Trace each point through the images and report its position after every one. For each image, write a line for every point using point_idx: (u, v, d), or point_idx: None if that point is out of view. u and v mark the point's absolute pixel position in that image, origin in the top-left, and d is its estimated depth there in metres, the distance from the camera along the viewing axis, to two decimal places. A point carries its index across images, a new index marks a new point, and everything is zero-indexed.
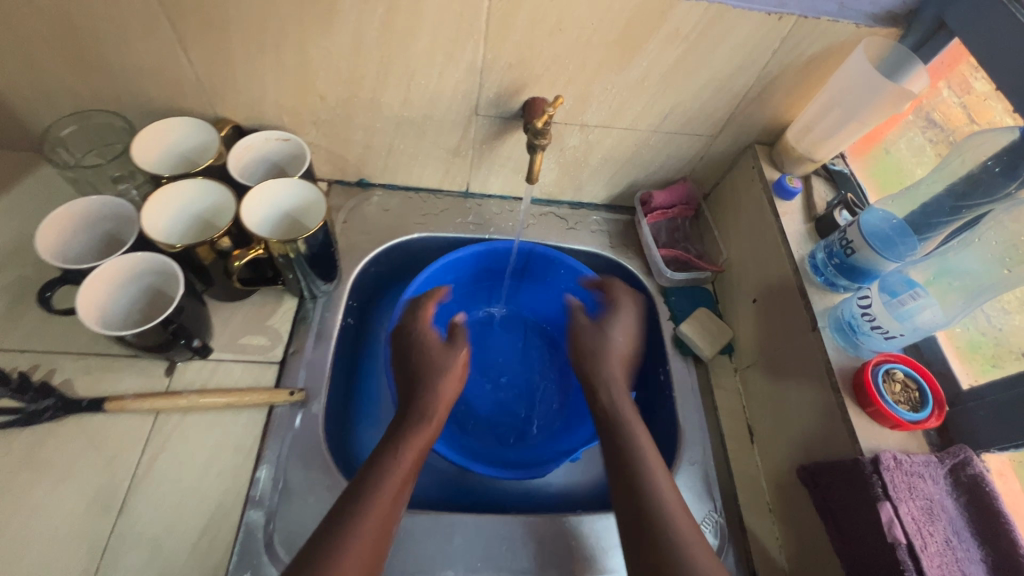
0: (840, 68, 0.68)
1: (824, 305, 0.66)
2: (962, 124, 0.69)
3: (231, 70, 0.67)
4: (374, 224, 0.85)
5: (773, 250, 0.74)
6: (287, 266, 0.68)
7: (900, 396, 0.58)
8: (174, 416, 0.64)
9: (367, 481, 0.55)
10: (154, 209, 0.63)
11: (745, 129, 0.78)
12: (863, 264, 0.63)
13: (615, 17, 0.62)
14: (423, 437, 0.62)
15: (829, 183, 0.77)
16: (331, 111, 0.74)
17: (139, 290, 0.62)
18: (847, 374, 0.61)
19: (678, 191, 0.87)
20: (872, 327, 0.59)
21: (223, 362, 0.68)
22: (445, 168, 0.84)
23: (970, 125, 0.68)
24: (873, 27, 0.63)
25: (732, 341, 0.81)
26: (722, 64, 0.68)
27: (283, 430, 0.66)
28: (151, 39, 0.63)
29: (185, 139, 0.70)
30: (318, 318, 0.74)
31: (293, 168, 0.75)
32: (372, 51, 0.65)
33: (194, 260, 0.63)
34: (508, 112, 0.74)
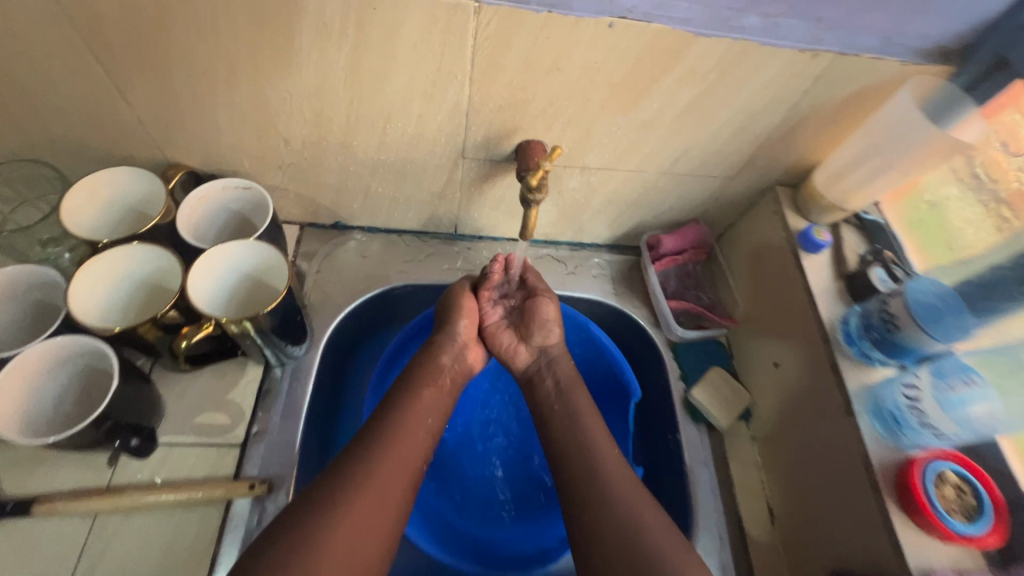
0: (880, 109, 0.59)
1: (859, 383, 0.58)
2: (991, 147, 0.60)
3: (177, 114, 0.58)
4: (351, 273, 0.76)
5: (799, 311, 0.65)
6: (244, 337, 0.59)
7: (953, 503, 0.51)
8: (116, 516, 0.56)
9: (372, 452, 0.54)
10: (89, 283, 0.55)
11: (767, 170, 0.69)
12: (908, 343, 0.56)
13: (622, 56, 0.53)
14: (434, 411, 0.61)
15: (861, 232, 0.69)
16: (297, 155, 0.65)
17: (68, 379, 0.53)
18: (889, 472, 0.53)
19: (690, 235, 0.79)
20: (922, 423, 0.53)
21: (177, 446, 0.60)
22: (430, 211, 0.76)
23: (998, 148, 0.60)
24: (922, 65, 0.54)
25: (750, 407, 0.72)
26: (744, 104, 0.59)
27: (243, 529, 0.58)
28: (79, 82, 0.54)
29: (128, 190, 0.61)
30: (285, 390, 0.66)
31: (256, 218, 0.65)
32: (338, 92, 0.56)
33: (135, 337, 0.55)
34: (498, 155, 0.65)
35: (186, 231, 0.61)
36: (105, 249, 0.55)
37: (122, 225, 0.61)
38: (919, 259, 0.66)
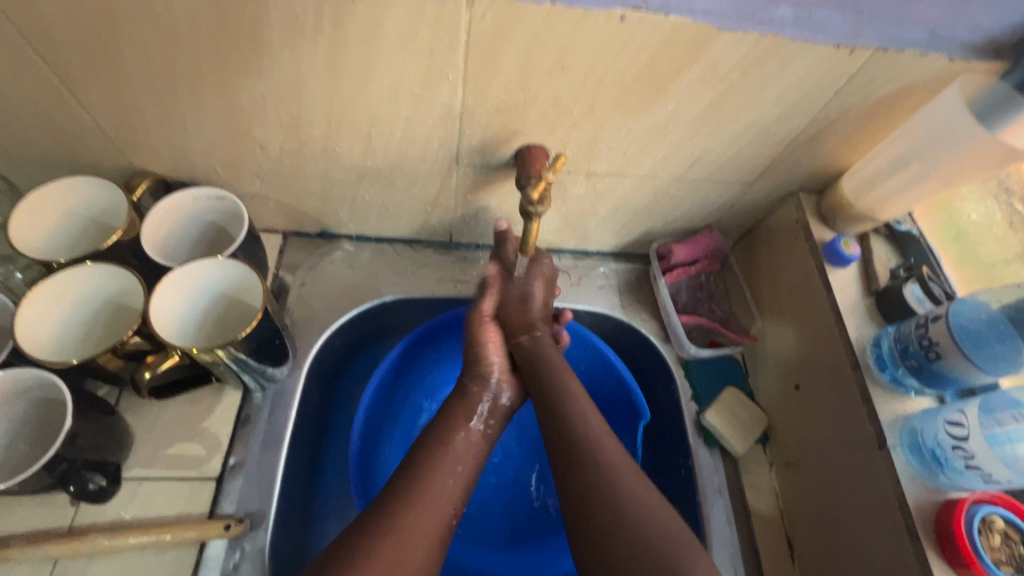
0: (920, 111, 0.54)
1: (892, 413, 0.53)
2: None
3: (140, 117, 0.52)
4: (338, 286, 0.71)
5: (824, 331, 0.60)
6: (216, 363, 0.54)
7: (1001, 554, 0.46)
8: (78, 561, 0.51)
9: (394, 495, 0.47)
10: (44, 304, 0.49)
11: (790, 176, 0.64)
12: (949, 371, 0.51)
13: (635, 52, 0.47)
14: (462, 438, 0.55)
15: (891, 244, 0.63)
16: (276, 161, 0.59)
17: (22, 412, 0.49)
18: (927, 516, 0.48)
19: (703, 244, 0.73)
20: (968, 466, 0.47)
21: (147, 481, 0.55)
22: (422, 220, 0.70)
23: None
24: (969, 62, 0.48)
25: (768, 430, 0.67)
26: (770, 105, 0.53)
27: (218, 572, 0.53)
28: (26, 83, 0.48)
29: (86, 201, 0.55)
30: (266, 418, 0.61)
31: (232, 229, 0.60)
32: (318, 94, 0.50)
33: (94, 367, 0.50)
34: (496, 161, 0.60)
35: (152, 247, 0.56)
36: (60, 266, 0.50)
37: (83, 238, 0.56)
38: (958, 278, 0.60)
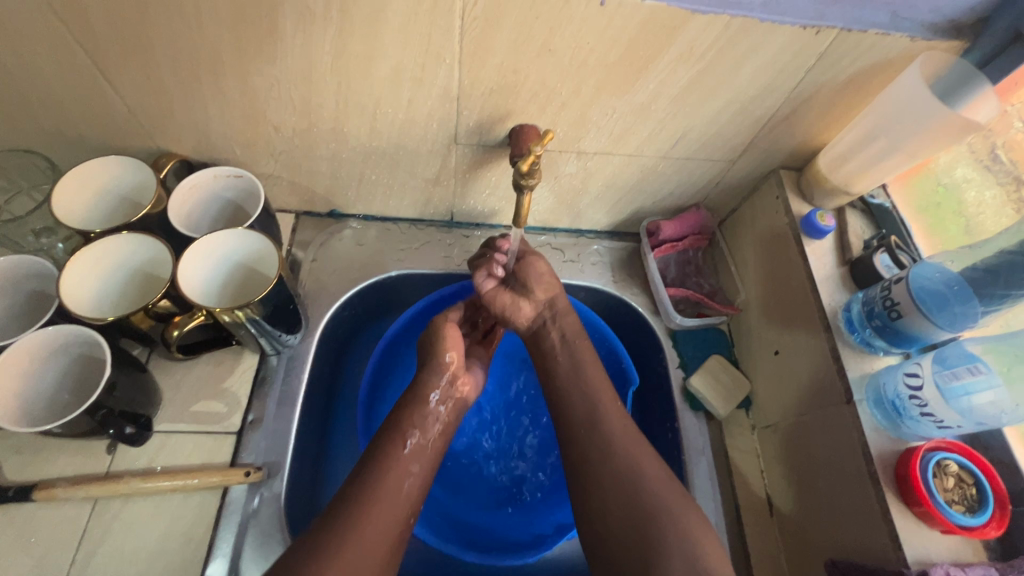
0: (887, 88, 0.57)
1: (860, 371, 0.57)
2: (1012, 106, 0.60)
3: (167, 102, 0.58)
4: (345, 262, 0.76)
5: (800, 299, 0.64)
6: (237, 326, 0.59)
7: (954, 494, 0.50)
8: (115, 502, 0.57)
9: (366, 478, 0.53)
10: (83, 269, 0.55)
11: (770, 152, 0.67)
12: (910, 329, 0.54)
13: (615, 35, 0.51)
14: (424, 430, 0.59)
15: (867, 218, 0.66)
16: (289, 142, 0.64)
17: (62, 366, 0.54)
18: (889, 462, 0.52)
19: (690, 221, 0.77)
20: (923, 413, 0.51)
21: (174, 433, 0.61)
22: (425, 198, 0.75)
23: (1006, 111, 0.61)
24: (930, 40, 0.52)
25: (750, 395, 0.71)
26: (745, 84, 0.57)
27: (239, 515, 0.58)
28: (68, 70, 0.53)
29: (119, 178, 0.60)
30: (280, 381, 0.66)
31: (249, 206, 0.65)
32: (327, 78, 0.55)
33: (127, 326, 0.55)
34: (492, 141, 0.64)
35: (176, 222, 0.61)
36: (99, 236, 0.55)
37: (115, 212, 0.62)
38: (927, 246, 0.64)
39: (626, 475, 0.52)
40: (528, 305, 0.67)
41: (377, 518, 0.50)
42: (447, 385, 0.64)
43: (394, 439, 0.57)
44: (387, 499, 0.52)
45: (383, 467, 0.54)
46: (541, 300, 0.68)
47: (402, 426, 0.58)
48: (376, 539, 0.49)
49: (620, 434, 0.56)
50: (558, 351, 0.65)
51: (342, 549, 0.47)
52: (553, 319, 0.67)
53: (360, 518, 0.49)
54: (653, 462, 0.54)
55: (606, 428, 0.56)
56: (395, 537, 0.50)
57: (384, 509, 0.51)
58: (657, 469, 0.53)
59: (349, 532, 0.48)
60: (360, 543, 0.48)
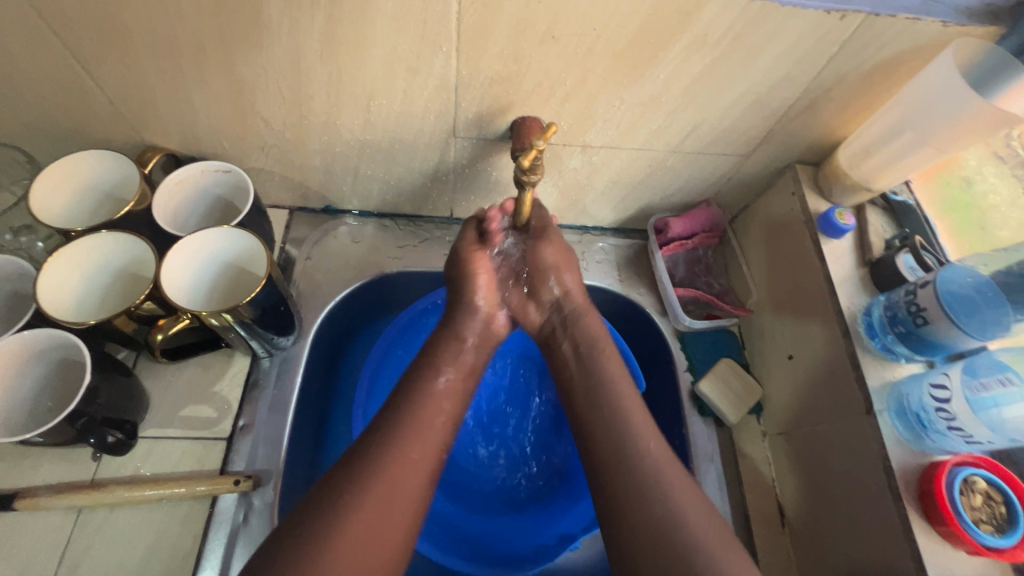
0: (915, 78, 0.53)
1: (881, 380, 0.53)
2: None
3: (150, 93, 0.55)
4: (341, 260, 0.73)
5: (816, 301, 0.61)
6: (226, 329, 0.57)
7: (982, 513, 0.47)
8: (99, 511, 0.54)
9: (387, 431, 0.50)
10: (63, 269, 0.52)
11: (786, 147, 0.64)
12: (936, 337, 0.51)
13: (624, 21, 0.47)
14: (455, 376, 0.58)
15: (888, 216, 0.63)
16: (279, 136, 0.61)
17: (44, 373, 0.52)
18: (911, 478, 0.49)
19: (701, 218, 0.74)
20: (950, 427, 0.48)
21: (162, 440, 0.58)
22: (423, 194, 0.72)
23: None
24: (965, 26, 0.48)
25: (761, 401, 0.68)
26: (763, 73, 0.53)
27: (228, 524, 0.56)
28: (43, 60, 0.50)
29: (101, 174, 0.58)
30: (272, 384, 0.64)
31: (239, 203, 0.62)
32: (318, 69, 0.52)
33: (111, 330, 0.53)
34: (492, 134, 0.61)
35: (162, 219, 0.58)
36: (77, 234, 0.52)
37: (99, 210, 0.59)
38: (954, 248, 0.60)
39: (633, 487, 0.49)
40: (535, 309, 0.67)
41: (410, 454, 0.49)
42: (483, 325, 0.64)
43: (428, 374, 0.56)
44: (418, 435, 0.51)
45: (414, 404, 0.53)
46: (549, 302, 0.66)
47: (436, 364, 0.58)
48: (412, 478, 0.48)
49: (641, 437, 0.53)
50: (572, 364, 0.62)
51: (368, 487, 0.46)
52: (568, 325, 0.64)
53: (390, 457, 0.48)
54: (663, 473, 0.51)
55: (623, 430, 0.53)
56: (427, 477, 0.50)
57: (416, 443, 0.50)
58: (681, 474, 0.50)
59: (378, 471, 0.47)
60: (387, 484, 0.47)
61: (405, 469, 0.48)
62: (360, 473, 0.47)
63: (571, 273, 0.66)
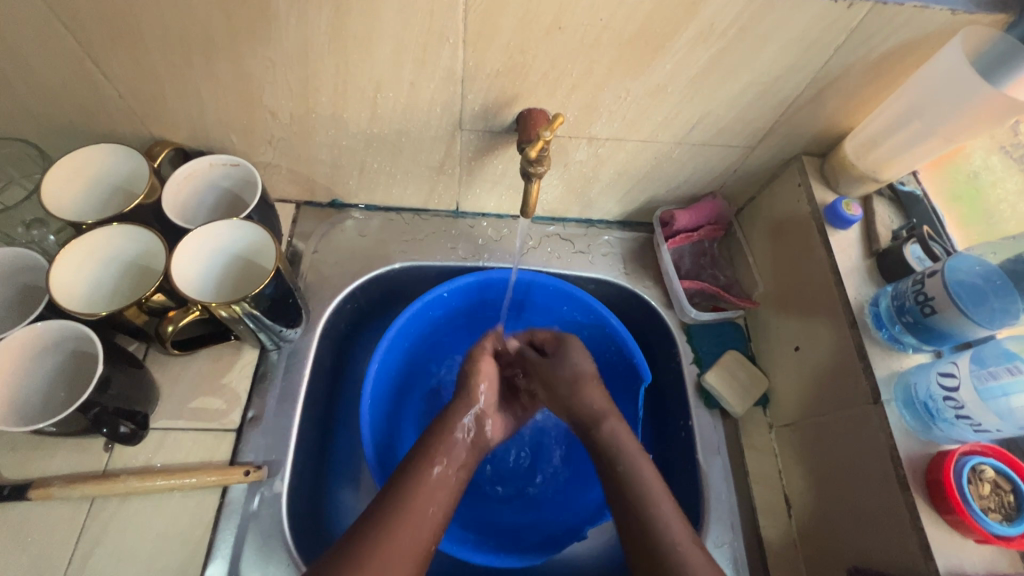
0: (924, 66, 0.53)
1: (888, 370, 0.54)
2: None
3: (159, 86, 0.55)
4: (348, 254, 0.74)
5: (823, 292, 0.61)
6: (236, 321, 0.57)
7: (990, 502, 0.47)
8: (111, 502, 0.55)
9: (381, 514, 0.49)
10: (75, 261, 0.53)
11: (792, 138, 0.64)
12: (944, 326, 0.51)
13: (631, 11, 0.47)
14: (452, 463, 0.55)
15: (895, 207, 0.63)
16: (286, 129, 0.61)
17: (56, 364, 0.52)
18: (918, 467, 0.49)
19: (706, 210, 0.74)
20: (958, 416, 0.48)
21: (172, 431, 0.59)
22: (429, 188, 0.72)
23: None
24: (973, 13, 0.48)
25: (768, 392, 0.68)
26: (770, 64, 0.53)
27: (239, 514, 0.57)
28: (53, 54, 0.51)
29: (111, 168, 0.58)
30: (281, 375, 0.64)
31: (247, 196, 0.63)
32: (325, 61, 0.52)
33: (122, 321, 0.53)
34: (498, 126, 0.61)
35: (171, 213, 0.59)
36: (89, 227, 0.53)
37: (108, 204, 0.59)
38: (961, 237, 0.59)
39: None
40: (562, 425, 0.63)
41: (403, 545, 0.47)
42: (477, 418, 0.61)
43: (424, 459, 0.54)
44: (413, 519, 0.49)
45: (409, 484, 0.51)
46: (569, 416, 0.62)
47: (430, 450, 0.55)
48: (399, 565, 0.46)
49: (661, 503, 0.51)
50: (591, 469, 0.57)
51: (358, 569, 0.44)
52: (564, 392, 0.62)
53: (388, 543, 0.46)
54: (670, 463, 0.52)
55: (639, 491, 0.52)
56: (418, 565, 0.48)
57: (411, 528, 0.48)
58: None
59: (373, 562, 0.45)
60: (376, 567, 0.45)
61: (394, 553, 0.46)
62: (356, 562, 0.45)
63: (591, 382, 0.62)
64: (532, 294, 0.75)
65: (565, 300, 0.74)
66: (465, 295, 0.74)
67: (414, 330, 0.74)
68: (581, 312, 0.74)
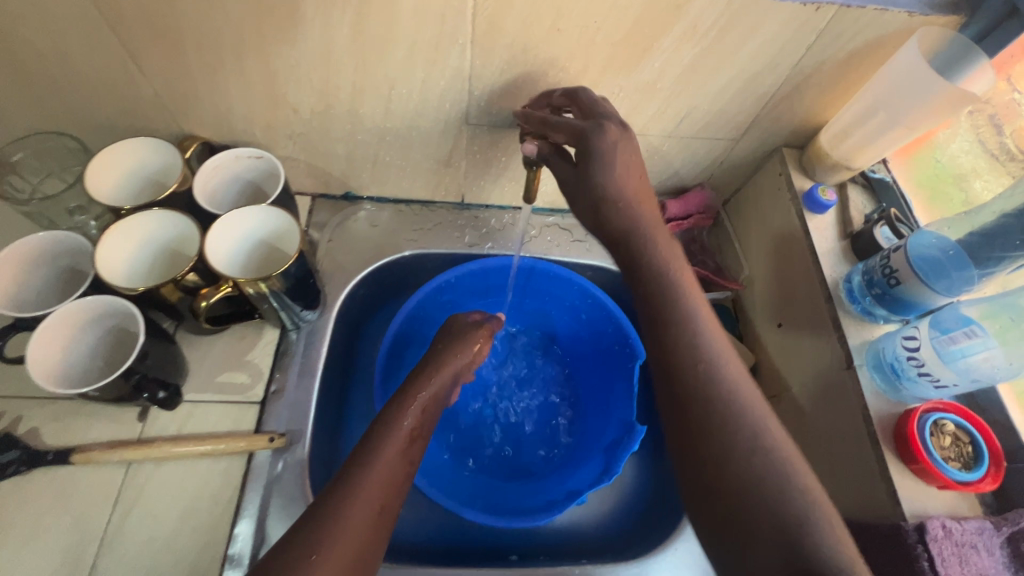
0: (886, 63, 0.58)
1: (860, 339, 0.59)
2: (1004, 93, 0.64)
3: (192, 85, 0.60)
4: (361, 242, 0.79)
5: (802, 271, 0.66)
6: (261, 299, 0.62)
7: (950, 452, 0.52)
8: (146, 466, 0.60)
9: (345, 483, 0.48)
10: (115, 242, 0.58)
11: (772, 131, 0.69)
12: (908, 296, 0.56)
13: (621, 14, 0.53)
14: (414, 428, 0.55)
15: (867, 193, 0.69)
16: (306, 124, 0.66)
17: (99, 337, 0.57)
18: (888, 423, 0.54)
19: (695, 200, 0.79)
20: (920, 373, 0.52)
21: (201, 403, 0.63)
22: (436, 180, 0.77)
23: (1013, 94, 0.64)
24: (929, 15, 0.54)
25: (754, 368, 0.73)
26: (748, 61, 0.58)
27: (263, 477, 0.61)
28: (99, 55, 0.56)
29: (147, 160, 0.63)
30: (301, 352, 0.69)
31: (269, 186, 0.68)
32: (346, 60, 0.58)
33: (158, 298, 0.58)
34: (502, 120, 0.66)
35: (202, 201, 0.64)
36: (128, 212, 0.58)
37: (143, 194, 0.64)
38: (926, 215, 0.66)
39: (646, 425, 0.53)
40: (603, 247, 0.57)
41: (363, 508, 0.47)
42: (448, 383, 0.62)
43: (392, 422, 0.54)
44: (378, 479, 0.49)
45: (372, 449, 0.51)
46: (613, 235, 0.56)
47: (399, 415, 0.56)
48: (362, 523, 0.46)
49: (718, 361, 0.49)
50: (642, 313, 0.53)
51: (330, 540, 0.44)
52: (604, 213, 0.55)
53: (354, 501, 0.47)
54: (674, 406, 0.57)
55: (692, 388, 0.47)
56: (380, 525, 0.48)
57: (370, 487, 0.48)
58: None
59: (344, 520, 0.45)
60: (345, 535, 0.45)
61: (360, 516, 0.46)
62: (321, 525, 0.45)
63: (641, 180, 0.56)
64: (532, 281, 0.79)
65: (564, 286, 0.77)
66: (468, 281, 0.78)
67: (424, 314, 0.78)
68: (578, 296, 0.78)
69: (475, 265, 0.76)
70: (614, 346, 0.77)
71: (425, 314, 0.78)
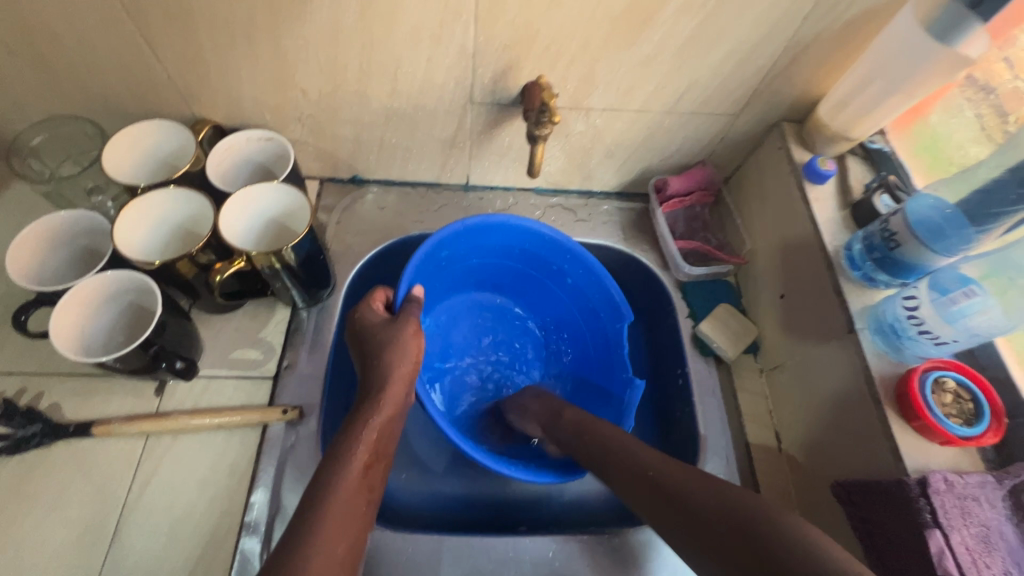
0: (883, 32, 0.60)
1: (861, 303, 0.60)
2: (1003, 80, 0.67)
3: (204, 67, 0.62)
4: (368, 224, 0.80)
5: (802, 243, 0.67)
6: (275, 277, 0.64)
7: (951, 409, 0.53)
8: (164, 439, 0.61)
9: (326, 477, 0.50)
10: (131, 220, 0.60)
11: (772, 106, 0.70)
12: (907, 258, 0.57)
13: None
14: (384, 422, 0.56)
15: (867, 163, 0.70)
16: (315, 105, 0.68)
17: (117, 310, 0.59)
18: (889, 383, 0.55)
19: (697, 176, 0.80)
20: (920, 332, 0.54)
21: (216, 378, 0.65)
22: (442, 161, 0.79)
23: (1014, 81, 0.66)
24: None
25: (757, 340, 0.74)
26: (746, 33, 0.60)
27: (276, 448, 0.62)
28: (114, 39, 0.57)
29: (163, 142, 0.65)
30: (312, 329, 0.70)
31: (278, 167, 0.69)
32: (352, 39, 0.59)
33: (175, 275, 0.59)
34: (506, 98, 0.68)
35: (215, 182, 0.65)
36: (144, 190, 0.60)
37: (157, 177, 0.66)
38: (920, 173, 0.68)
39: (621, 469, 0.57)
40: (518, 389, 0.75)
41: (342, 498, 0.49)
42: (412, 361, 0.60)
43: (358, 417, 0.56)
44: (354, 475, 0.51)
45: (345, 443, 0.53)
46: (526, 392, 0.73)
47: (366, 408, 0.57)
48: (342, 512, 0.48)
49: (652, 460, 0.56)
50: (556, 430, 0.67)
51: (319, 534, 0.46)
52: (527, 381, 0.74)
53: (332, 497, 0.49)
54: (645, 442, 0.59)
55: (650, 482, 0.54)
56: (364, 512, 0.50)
57: (342, 498, 0.49)
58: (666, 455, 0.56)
59: (324, 510, 0.48)
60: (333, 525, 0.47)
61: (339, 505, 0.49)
62: (309, 519, 0.47)
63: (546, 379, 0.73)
64: (524, 247, 0.78)
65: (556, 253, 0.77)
66: (470, 237, 0.75)
67: (430, 274, 0.75)
68: (568, 264, 0.77)
69: (483, 220, 0.73)
70: (604, 311, 0.78)
71: (429, 277, 0.75)
